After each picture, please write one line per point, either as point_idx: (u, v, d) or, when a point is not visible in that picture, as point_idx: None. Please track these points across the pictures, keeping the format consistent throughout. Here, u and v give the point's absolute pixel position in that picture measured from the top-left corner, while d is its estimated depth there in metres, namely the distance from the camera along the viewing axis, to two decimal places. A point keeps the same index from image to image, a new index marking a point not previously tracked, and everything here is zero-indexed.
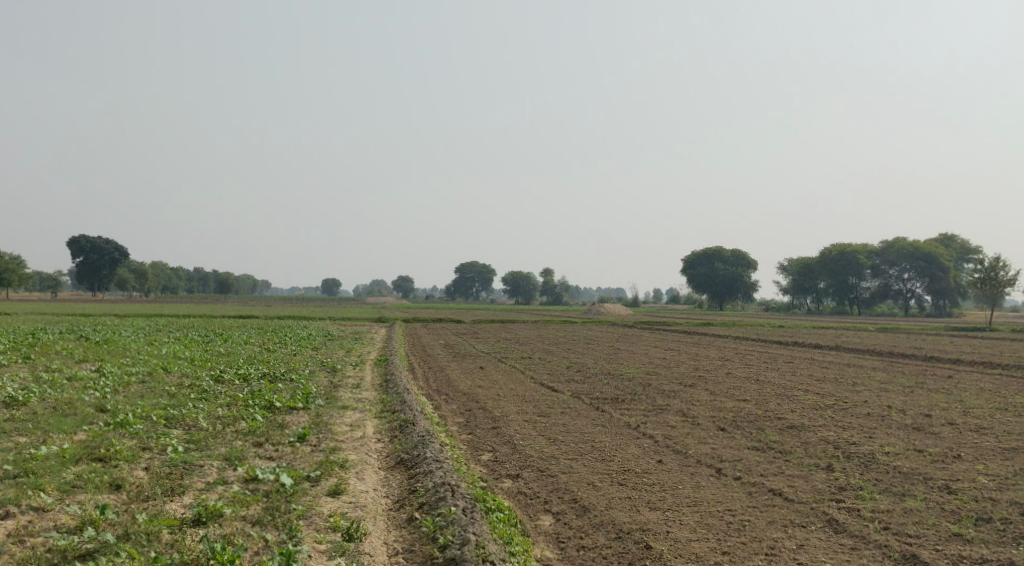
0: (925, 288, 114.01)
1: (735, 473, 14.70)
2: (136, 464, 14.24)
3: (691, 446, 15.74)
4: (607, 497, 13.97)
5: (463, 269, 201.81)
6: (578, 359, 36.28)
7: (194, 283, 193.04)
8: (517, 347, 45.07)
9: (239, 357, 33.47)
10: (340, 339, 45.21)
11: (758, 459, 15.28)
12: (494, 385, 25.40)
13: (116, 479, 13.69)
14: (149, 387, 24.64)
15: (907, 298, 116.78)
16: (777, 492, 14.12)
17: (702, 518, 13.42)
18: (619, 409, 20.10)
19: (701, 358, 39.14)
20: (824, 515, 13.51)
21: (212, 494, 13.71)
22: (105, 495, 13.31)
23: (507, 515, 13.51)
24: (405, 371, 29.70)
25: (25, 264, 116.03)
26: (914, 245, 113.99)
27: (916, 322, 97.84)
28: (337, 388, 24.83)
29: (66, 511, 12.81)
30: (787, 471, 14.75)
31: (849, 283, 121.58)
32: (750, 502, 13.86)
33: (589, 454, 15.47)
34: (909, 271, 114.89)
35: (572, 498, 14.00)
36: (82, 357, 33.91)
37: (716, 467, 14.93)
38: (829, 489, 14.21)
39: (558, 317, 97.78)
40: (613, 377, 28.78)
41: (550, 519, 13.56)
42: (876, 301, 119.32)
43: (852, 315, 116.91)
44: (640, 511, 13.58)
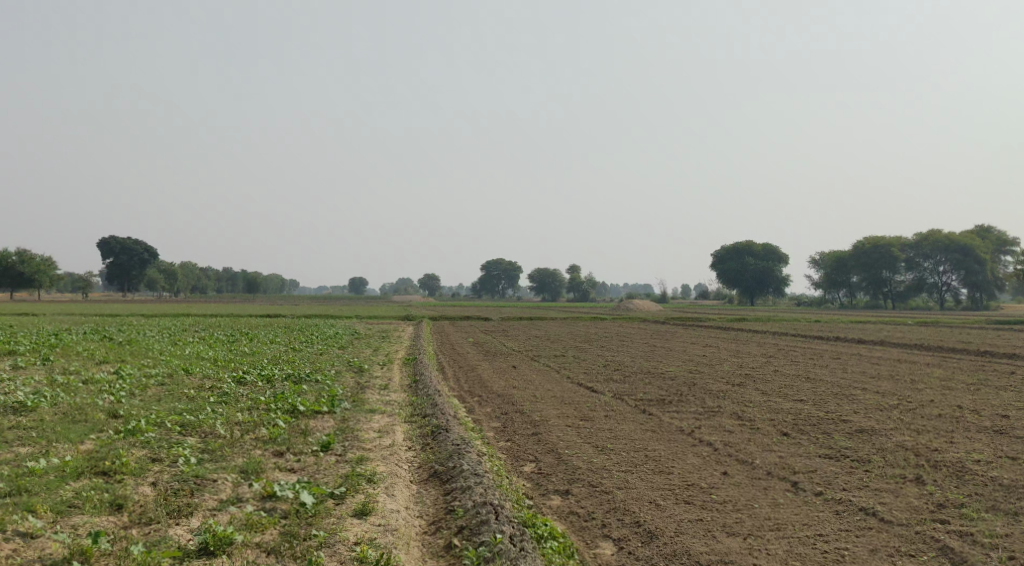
0: (962, 281, 111.28)
1: (814, 489, 13.22)
2: (141, 479, 13.00)
3: (757, 455, 14.27)
4: (674, 520, 12.52)
5: (490, 266, 200.66)
6: (614, 358, 34.79)
7: (223, 283, 193.24)
8: (549, 344, 43.64)
9: (263, 358, 32.21)
10: (367, 337, 43.95)
11: (834, 470, 13.79)
12: (531, 385, 23.99)
13: (118, 498, 12.46)
14: (167, 390, 23.43)
15: (943, 291, 114.05)
16: (871, 512, 12.63)
17: (792, 548, 11.94)
18: (667, 413, 18.61)
19: (742, 356, 37.52)
20: (933, 542, 11.99)
21: (222, 517, 12.43)
22: (103, 518, 12.09)
23: (562, 544, 12.11)
24: (434, 371, 28.34)
25: (55, 264, 116.04)
26: (950, 237, 111.15)
27: (953, 316, 95.21)
28: (364, 389, 23.51)
29: (55, 538, 11.58)
30: (873, 485, 13.26)
31: (883, 276, 118.95)
32: (837, 525, 12.38)
33: (644, 465, 14.03)
34: (945, 264, 112.09)
35: (633, 521, 12.57)
36: (101, 357, 32.82)
37: (792, 480, 13.46)
38: (926, 507, 12.72)
39: (588, 314, 96.26)
40: (654, 376, 27.30)
41: (611, 547, 12.15)
42: (911, 295, 116.64)
43: (886, 309, 114.38)
44: (716, 537, 12.13)
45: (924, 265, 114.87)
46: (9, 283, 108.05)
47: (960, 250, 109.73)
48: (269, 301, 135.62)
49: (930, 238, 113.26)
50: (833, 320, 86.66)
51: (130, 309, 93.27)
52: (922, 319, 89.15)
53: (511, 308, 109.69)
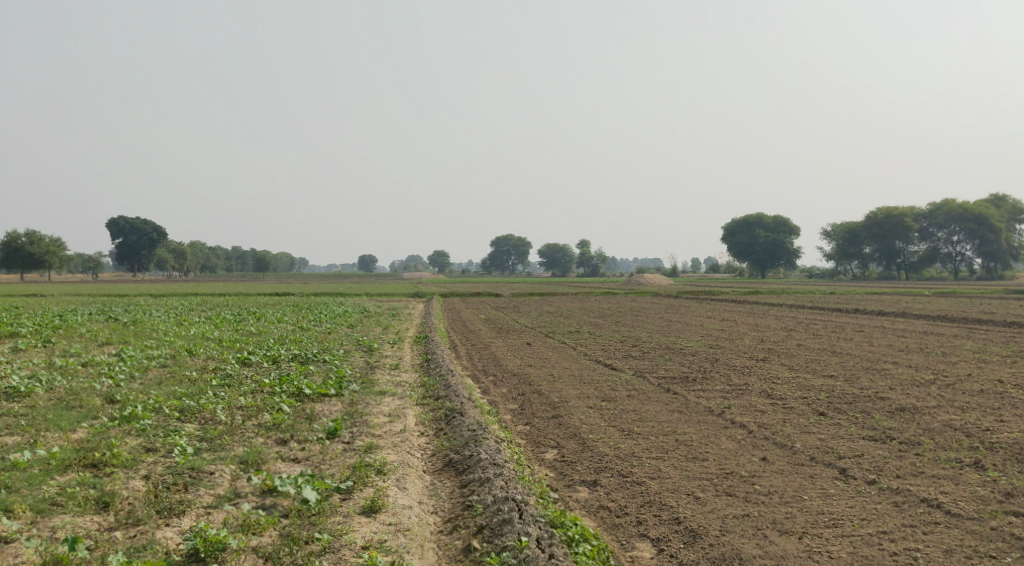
0: (976, 251, 110.02)
1: (867, 477, 12.36)
2: (132, 473, 12.17)
3: (797, 439, 13.40)
4: (717, 518, 11.66)
5: (499, 243, 199.81)
6: (631, 333, 33.79)
7: (232, 263, 192.86)
8: (563, 320, 42.72)
9: (270, 338, 31.30)
10: (377, 315, 43.07)
11: (883, 455, 12.92)
12: (548, 363, 23.06)
13: (105, 494, 11.65)
14: (170, 373, 22.57)
15: (958, 261, 112.58)
16: (935, 504, 11.78)
17: (857, 549, 11.07)
18: (693, 391, 17.70)
19: (762, 330, 36.52)
20: (1013, 539, 11.13)
21: (217, 517, 11.60)
22: (86, 518, 11.28)
23: (596, 547, 11.26)
24: (447, 349, 27.41)
25: (65, 245, 115.38)
26: (964, 206, 109.45)
27: (968, 286, 94.11)
28: (374, 370, 22.59)
29: (30, 543, 10.78)
30: (931, 472, 12.40)
31: (896, 247, 117.57)
32: (895, 520, 11.53)
33: (678, 451, 13.18)
34: (959, 233, 110.70)
35: (671, 518, 11.71)
36: (104, 339, 31.94)
37: (839, 467, 12.59)
38: (993, 497, 11.86)
39: (600, 289, 95.23)
40: (674, 352, 26.32)
41: (649, 549, 11.29)
42: (924, 265, 115.20)
43: (899, 280, 113.24)
44: (766, 538, 11.27)
45: (938, 235, 113.50)
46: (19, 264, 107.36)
47: (974, 218, 108.16)
48: (280, 279, 135.01)
49: (944, 207, 111.58)
50: (848, 292, 85.49)
51: (139, 288, 92.50)
52: (938, 289, 88.05)
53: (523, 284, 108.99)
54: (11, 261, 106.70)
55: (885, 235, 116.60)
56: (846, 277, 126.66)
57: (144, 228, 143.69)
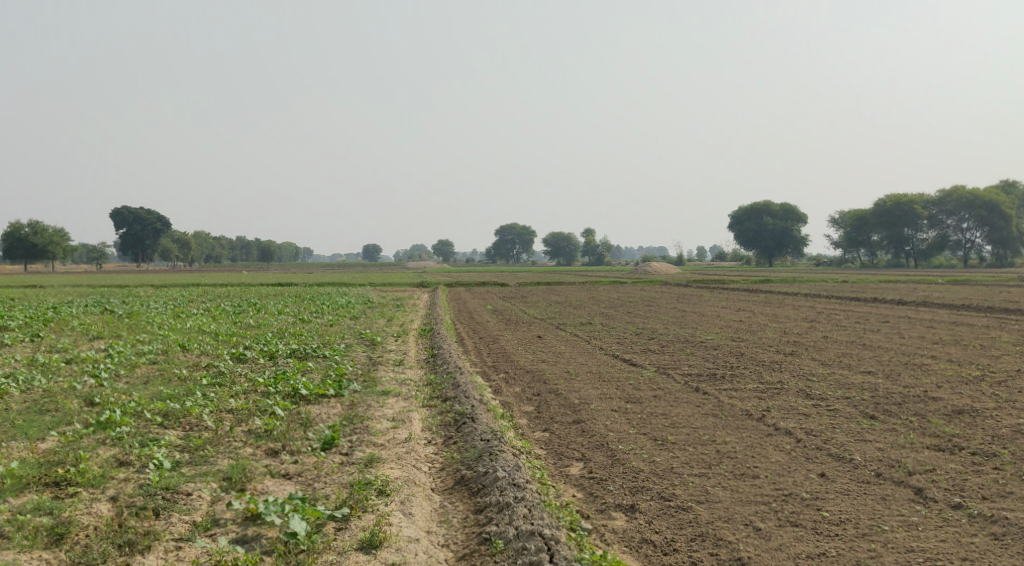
0: (986, 238, 108.38)
1: (954, 500, 11.21)
2: (95, 494, 11.13)
3: (856, 450, 12.23)
4: (788, 558, 10.45)
5: (504, 232, 198.20)
6: (646, 325, 32.29)
7: (237, 253, 191.95)
8: (573, 311, 41.28)
9: (268, 331, 29.82)
10: (381, 306, 41.61)
11: (958, 471, 11.77)
12: (562, 359, 21.60)
13: (59, 524, 10.63)
14: (159, 370, 21.19)
15: (968, 249, 110.95)
16: None
17: None
18: (725, 391, 16.27)
19: (782, 321, 34.94)
20: None
21: (185, 555, 10.50)
22: (35, 555, 10.29)
23: None
24: (454, 343, 25.97)
25: (68, 235, 114.26)
26: (974, 193, 107.53)
27: (977, 274, 92.48)
28: (377, 366, 21.15)
29: None
30: (1020, 492, 11.28)
31: (904, 235, 115.84)
32: (1001, 559, 10.37)
33: (725, 468, 11.92)
34: (969, 220, 109.05)
35: (732, 558, 10.48)
36: (95, 333, 30.58)
37: (914, 488, 11.44)
38: None
39: (609, 276, 93.72)
40: (694, 346, 24.85)
41: None
42: (934, 253, 113.36)
43: (908, 268, 111.65)
44: None
45: (947, 222, 111.78)
46: (21, 254, 106.39)
47: (984, 206, 106.47)
48: (284, 269, 133.83)
49: (954, 194, 109.56)
50: (860, 281, 83.75)
51: (142, 280, 91.05)
52: (948, 277, 86.36)
53: (531, 274, 107.44)
54: (14, 253, 105.49)
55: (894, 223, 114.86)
56: (854, 266, 122.54)
57: (148, 219, 142.30)
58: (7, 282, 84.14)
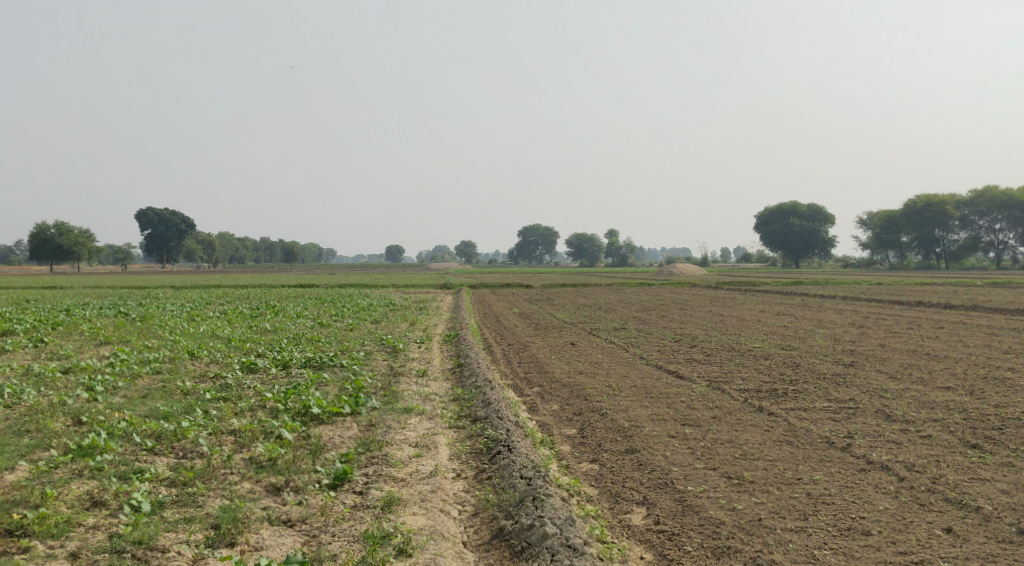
0: (1020, 239, 105.75)
1: None
2: (52, 550, 10.00)
3: (981, 496, 10.90)
4: None
5: (527, 232, 196.23)
6: (684, 331, 30.22)
7: (260, 253, 191.43)
8: (604, 315, 39.37)
9: (284, 338, 28.01)
10: (403, 309, 39.70)
11: None
12: (601, 370, 19.68)
13: None
14: (163, 381, 19.34)
15: (1001, 250, 108.36)
16: None
17: None
18: (794, 411, 14.32)
19: (828, 326, 32.78)
20: None
21: None
22: None
23: None
24: (481, 351, 24.17)
25: (94, 236, 113.22)
26: (1008, 193, 104.91)
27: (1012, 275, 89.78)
28: (399, 378, 19.28)
29: None
30: None
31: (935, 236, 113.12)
32: None
33: (825, 522, 10.59)
34: (1003, 221, 106.51)
35: None
36: (103, 338, 28.87)
37: None
38: None
39: (639, 277, 91.44)
40: (743, 356, 22.84)
41: None
42: (965, 254, 110.08)
43: (939, 269, 109.07)
44: None
45: (980, 224, 109.23)
46: (48, 255, 105.42)
47: (1019, 207, 103.89)
48: (310, 270, 132.66)
49: (987, 194, 106.68)
50: (897, 282, 81.22)
51: (168, 279, 89.57)
52: (985, 279, 83.66)
53: (558, 275, 105.25)
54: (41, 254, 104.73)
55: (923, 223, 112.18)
56: (884, 266, 122.32)
57: (173, 220, 141.30)
58: (29, 282, 82.67)
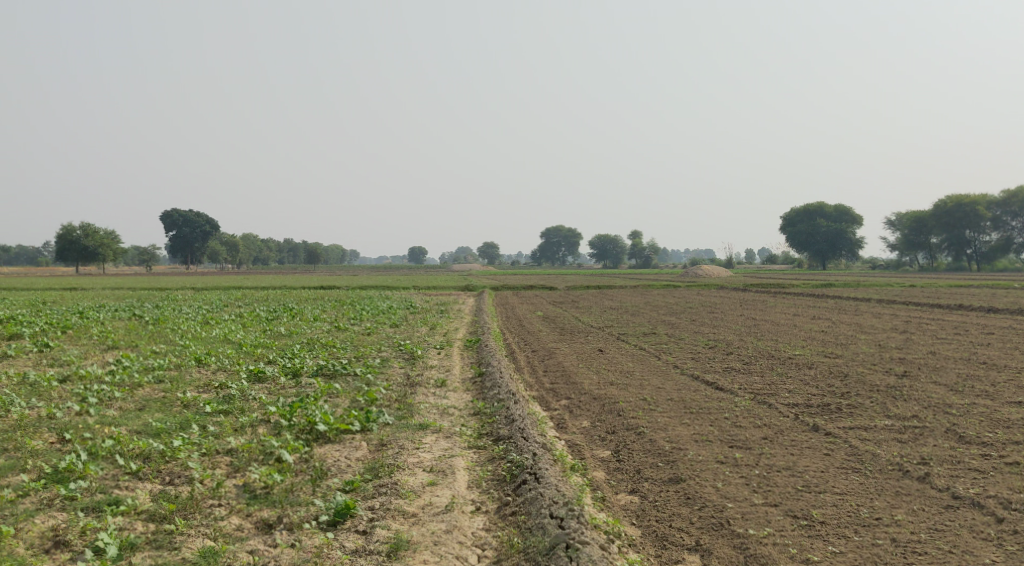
0: None
1: None
2: None
3: None
4: None
5: (550, 234, 194.66)
6: (718, 336, 28.64)
7: (284, 254, 191.06)
8: (632, 318, 37.91)
9: (297, 343, 26.66)
10: (424, 312, 38.30)
11: None
12: (634, 381, 18.23)
13: None
14: (164, 391, 17.87)
15: None
16: None
17: None
18: (853, 430, 12.93)
19: (870, 332, 31.02)
20: None
21: None
22: None
23: None
24: (504, 358, 22.78)
25: (120, 237, 112.75)
26: None
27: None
28: (416, 389, 17.88)
29: None
30: None
31: (965, 237, 110.52)
32: None
33: None
34: None
35: None
36: (110, 343, 27.65)
37: None
38: None
39: (666, 281, 89.12)
40: (784, 364, 21.32)
41: None
42: (997, 256, 107.23)
43: (970, 271, 106.54)
44: None
45: (1012, 225, 106.78)
46: (74, 256, 105.03)
47: None
48: (334, 272, 131.86)
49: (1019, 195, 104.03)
50: (931, 285, 78.95)
51: (188, 282, 88.42)
52: (1018, 282, 81.21)
53: (582, 276, 103.64)
54: (67, 255, 104.32)
55: (953, 224, 109.74)
56: (913, 268, 120.75)
57: (197, 221, 140.97)
58: (49, 284, 81.82)
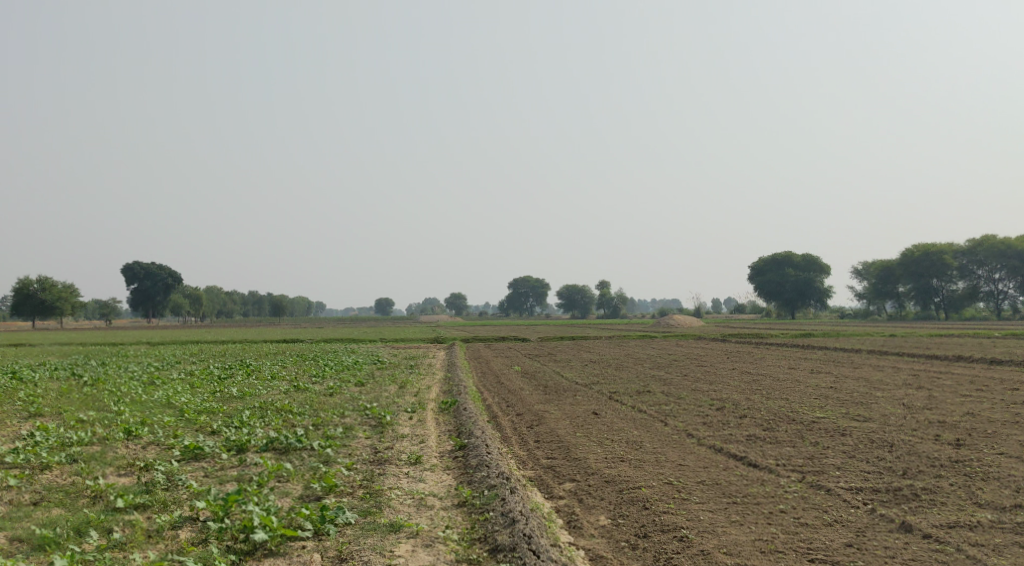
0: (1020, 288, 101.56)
1: None
2: None
3: None
4: None
5: (518, 284, 192.17)
6: (720, 396, 25.61)
7: (250, 307, 187.02)
8: (619, 373, 34.82)
9: (246, 409, 23.14)
10: (393, 368, 34.88)
11: None
12: (648, 456, 15.19)
13: None
14: (74, 477, 14.44)
15: (1001, 299, 104.17)
16: None
17: None
18: (945, 523, 11.03)
19: (883, 389, 27.99)
20: None
21: None
22: None
23: None
24: (486, 425, 19.65)
25: (79, 291, 108.43)
26: (1006, 243, 100.86)
27: (1013, 326, 85.09)
28: (385, 468, 14.69)
29: None
30: None
31: (931, 286, 108.52)
32: None
33: None
34: (1002, 270, 102.63)
35: None
36: (33, 410, 24.00)
37: None
38: None
39: (641, 332, 85.96)
40: (812, 432, 18.32)
41: None
42: (964, 304, 105.92)
43: (938, 319, 104.43)
44: None
45: (978, 272, 104.93)
46: (32, 311, 100.42)
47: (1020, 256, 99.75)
48: (300, 324, 127.87)
49: (985, 243, 102.42)
50: (911, 333, 76.63)
51: (145, 337, 84.40)
52: (990, 330, 78.87)
53: (554, 327, 100.47)
54: (24, 309, 99.95)
55: (919, 273, 107.75)
56: (883, 316, 119.06)
57: (160, 273, 136.79)
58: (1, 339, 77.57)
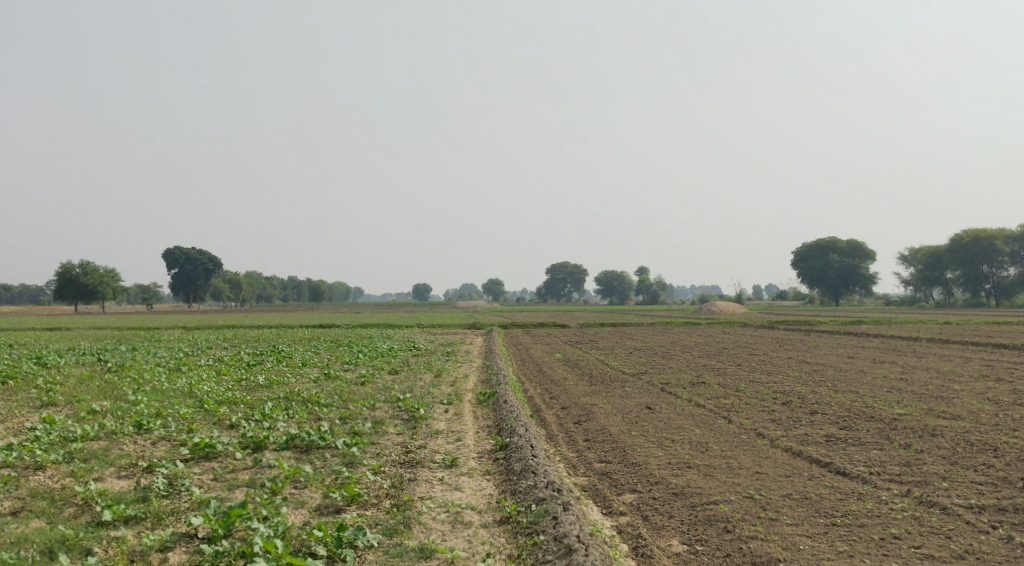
0: None
1: None
2: None
3: None
4: None
5: (556, 270, 190.23)
6: (783, 388, 23.50)
7: (288, 292, 186.39)
8: (667, 362, 32.70)
9: (269, 400, 21.36)
10: (428, 356, 32.93)
11: None
12: (718, 461, 13.22)
13: None
14: (66, 481, 12.63)
15: None
16: None
17: None
18: None
19: (960, 382, 25.66)
20: None
21: None
22: None
23: None
24: (529, 420, 17.80)
25: (119, 276, 107.75)
26: None
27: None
28: (416, 472, 12.83)
29: None
30: None
31: (982, 272, 104.46)
32: None
33: None
34: None
35: None
36: (46, 398, 22.43)
37: None
38: None
39: (683, 318, 83.13)
40: (898, 432, 16.25)
41: None
42: (1017, 291, 101.71)
43: (990, 307, 100.38)
44: None
45: None
46: (73, 295, 99.58)
47: None
48: (339, 310, 126.53)
49: None
50: (966, 322, 73.34)
51: (180, 321, 83.08)
52: None
53: (593, 314, 98.16)
54: (65, 293, 99.35)
55: (970, 258, 103.75)
56: (929, 303, 115.57)
57: (200, 258, 136.19)
58: (37, 323, 76.49)
